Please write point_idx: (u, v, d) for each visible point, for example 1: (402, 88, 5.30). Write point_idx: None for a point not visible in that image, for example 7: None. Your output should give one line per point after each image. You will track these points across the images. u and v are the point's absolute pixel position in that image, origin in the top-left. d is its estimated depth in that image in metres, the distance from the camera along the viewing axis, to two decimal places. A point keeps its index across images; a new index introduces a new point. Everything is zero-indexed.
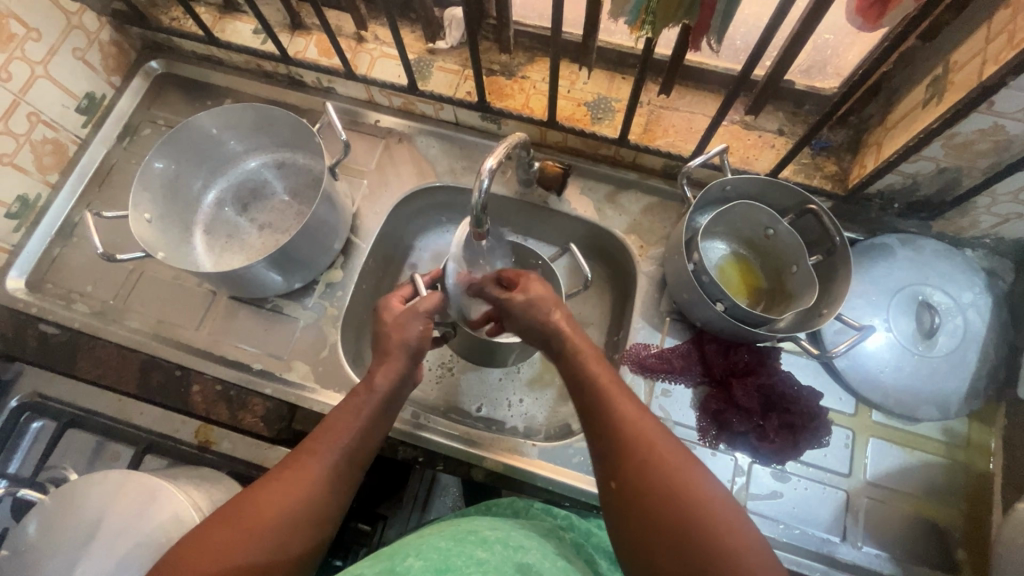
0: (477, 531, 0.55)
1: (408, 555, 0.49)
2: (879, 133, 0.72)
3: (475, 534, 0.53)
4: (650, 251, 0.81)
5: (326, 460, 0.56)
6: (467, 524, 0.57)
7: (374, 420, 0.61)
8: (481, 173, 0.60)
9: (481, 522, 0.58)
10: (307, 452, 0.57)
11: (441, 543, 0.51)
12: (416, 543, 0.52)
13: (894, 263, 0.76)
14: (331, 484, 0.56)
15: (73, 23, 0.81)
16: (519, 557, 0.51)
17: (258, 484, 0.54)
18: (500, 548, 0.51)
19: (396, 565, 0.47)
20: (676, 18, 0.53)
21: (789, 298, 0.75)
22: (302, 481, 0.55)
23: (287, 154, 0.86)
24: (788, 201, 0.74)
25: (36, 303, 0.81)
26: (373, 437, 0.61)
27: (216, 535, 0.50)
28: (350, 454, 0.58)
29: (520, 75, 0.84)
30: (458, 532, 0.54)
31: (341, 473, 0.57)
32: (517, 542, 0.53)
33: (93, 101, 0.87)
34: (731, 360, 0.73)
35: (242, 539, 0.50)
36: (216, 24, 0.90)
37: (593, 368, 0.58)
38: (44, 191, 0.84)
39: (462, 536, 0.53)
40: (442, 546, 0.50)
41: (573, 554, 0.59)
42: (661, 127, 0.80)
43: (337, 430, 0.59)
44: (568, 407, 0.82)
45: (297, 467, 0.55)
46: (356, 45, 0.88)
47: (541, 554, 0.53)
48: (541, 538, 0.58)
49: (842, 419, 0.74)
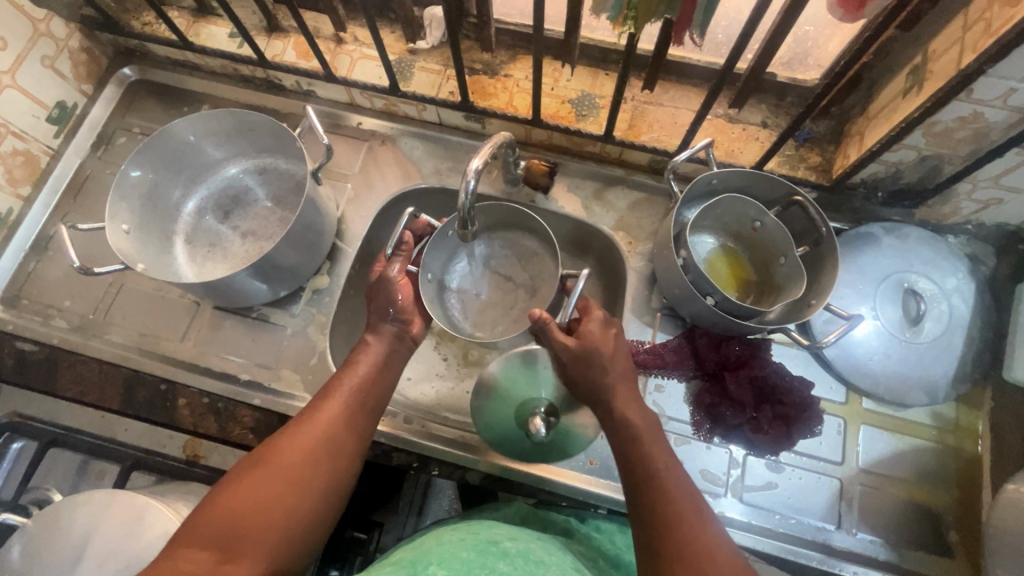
0: (498, 541, 0.55)
1: (430, 562, 0.49)
2: (861, 123, 0.72)
3: (497, 545, 0.53)
4: (639, 247, 0.81)
5: (339, 414, 0.60)
6: (487, 532, 0.56)
7: (377, 377, 0.64)
8: (467, 175, 0.60)
9: (499, 529, 0.58)
10: (320, 407, 0.60)
11: (463, 553, 0.51)
12: (437, 549, 0.52)
13: (880, 252, 0.76)
14: (346, 436, 0.59)
15: (41, 30, 0.79)
16: (540, 571, 0.51)
17: (262, 455, 0.56)
18: (522, 562, 0.51)
19: (419, 573, 0.47)
20: (657, 13, 0.52)
21: (778, 289, 0.75)
22: (314, 439, 0.57)
23: (268, 160, 0.85)
24: (774, 193, 0.74)
25: (12, 320, 0.78)
26: (365, 418, 0.61)
27: (221, 514, 0.51)
28: (354, 414, 0.61)
29: (503, 73, 0.83)
30: (479, 541, 0.54)
31: (347, 432, 0.59)
32: (537, 557, 0.53)
33: (65, 110, 0.85)
34: (723, 353, 0.74)
35: (247, 517, 0.51)
36: (189, 28, 0.88)
37: (648, 452, 0.58)
38: (16, 205, 0.82)
39: (484, 548, 0.52)
40: (464, 557, 0.50)
41: (589, 567, 0.59)
42: (646, 122, 0.80)
43: (330, 410, 0.59)
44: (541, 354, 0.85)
45: (310, 425, 0.58)
46: (335, 47, 0.86)
47: (561, 571, 0.52)
48: (559, 551, 0.57)
49: (834, 408, 0.74)
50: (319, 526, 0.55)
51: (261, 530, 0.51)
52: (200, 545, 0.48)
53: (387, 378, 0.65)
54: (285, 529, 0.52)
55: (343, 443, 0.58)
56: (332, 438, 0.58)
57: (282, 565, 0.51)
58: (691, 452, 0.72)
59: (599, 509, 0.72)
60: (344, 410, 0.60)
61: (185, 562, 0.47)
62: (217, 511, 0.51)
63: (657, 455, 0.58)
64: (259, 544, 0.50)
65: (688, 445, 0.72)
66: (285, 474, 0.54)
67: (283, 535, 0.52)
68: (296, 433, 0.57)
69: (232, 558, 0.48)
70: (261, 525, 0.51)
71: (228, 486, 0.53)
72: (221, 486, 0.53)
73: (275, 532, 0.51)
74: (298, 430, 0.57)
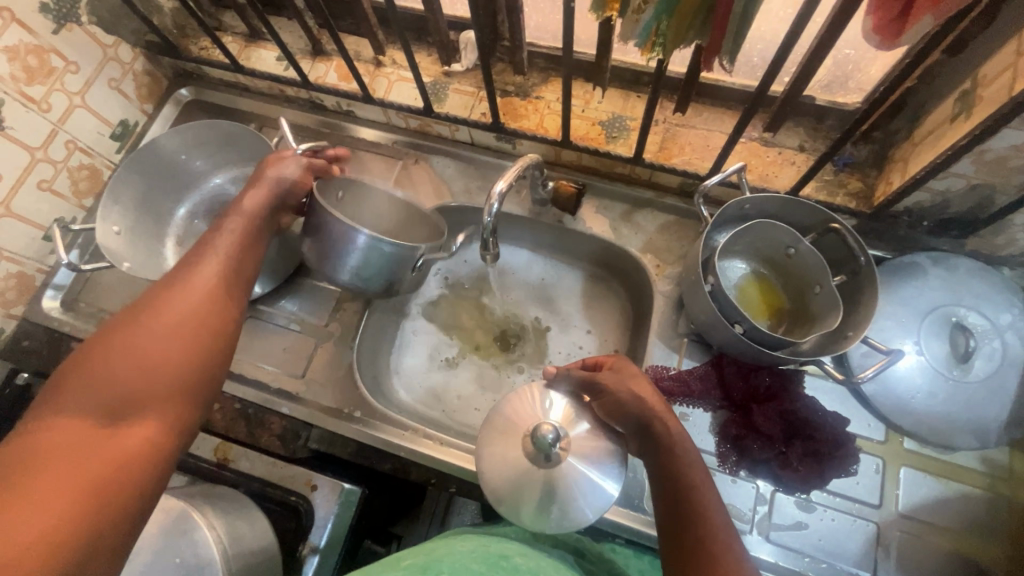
0: (508, 556, 0.54)
1: (441, 570, 0.49)
2: (905, 149, 0.69)
3: (507, 560, 0.53)
4: (667, 270, 0.80)
5: (218, 269, 0.58)
6: (496, 544, 0.57)
7: (248, 247, 0.62)
8: (491, 197, 0.61)
9: (511, 543, 0.58)
10: (189, 270, 0.56)
11: (474, 565, 0.51)
12: (448, 558, 0.52)
13: (925, 283, 0.72)
14: (227, 297, 0.57)
15: (109, 55, 0.85)
16: None
17: (135, 307, 0.53)
18: None
19: None
20: (687, 40, 0.52)
21: (813, 320, 0.72)
22: (196, 292, 0.55)
23: (251, 169, 0.89)
24: (809, 220, 0.72)
25: (70, 321, 0.84)
26: (243, 274, 0.60)
27: (93, 369, 0.47)
28: (231, 271, 0.59)
29: (535, 95, 0.84)
30: (491, 555, 0.54)
31: (229, 286, 0.57)
32: None
33: (127, 127, 0.92)
34: (752, 384, 0.71)
35: (129, 367, 0.48)
36: (241, 52, 0.94)
37: (690, 474, 0.53)
38: (80, 215, 0.88)
39: (495, 561, 0.52)
40: (475, 568, 0.50)
41: None
42: (677, 144, 0.79)
43: (207, 266, 0.57)
44: (518, 310, 0.90)
45: (187, 280, 0.55)
46: (374, 69, 0.89)
47: None
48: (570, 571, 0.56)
49: (872, 447, 0.70)
50: (215, 380, 0.53)
51: (150, 372, 0.49)
52: (79, 405, 0.45)
53: (254, 248, 0.63)
54: (178, 383, 0.50)
55: (225, 303, 0.56)
56: (211, 297, 0.55)
57: (182, 416, 0.49)
58: (716, 485, 0.69)
59: (617, 538, 0.71)
60: (223, 266, 0.58)
61: (66, 423, 0.44)
62: (88, 371, 0.47)
63: (698, 478, 0.53)
64: (152, 401, 0.48)
65: (713, 478, 0.70)
66: (168, 332, 0.51)
67: (178, 392, 0.50)
68: (168, 300, 0.53)
69: (118, 421, 0.46)
70: (149, 384, 0.48)
71: (92, 350, 0.49)
72: (82, 351, 0.49)
73: (167, 382, 0.49)
74: (170, 287, 0.54)
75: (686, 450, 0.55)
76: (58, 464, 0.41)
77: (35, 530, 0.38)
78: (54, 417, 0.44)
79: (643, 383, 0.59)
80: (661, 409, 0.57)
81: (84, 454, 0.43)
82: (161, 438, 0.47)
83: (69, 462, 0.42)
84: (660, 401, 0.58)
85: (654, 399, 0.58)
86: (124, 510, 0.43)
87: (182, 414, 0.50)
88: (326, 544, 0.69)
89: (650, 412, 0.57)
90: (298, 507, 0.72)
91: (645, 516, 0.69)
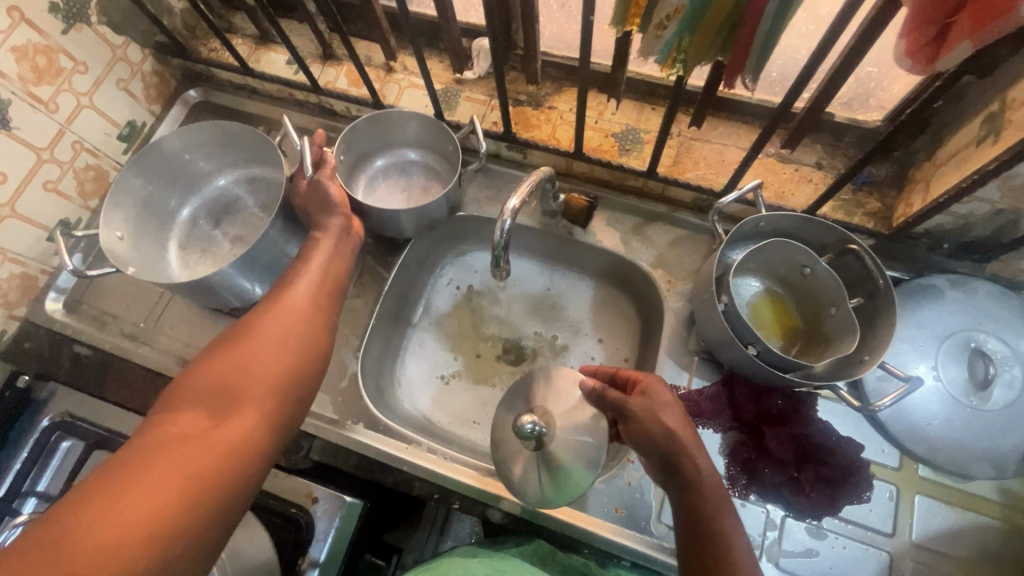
0: None
1: None
2: (927, 170, 0.68)
3: None
4: (678, 286, 0.78)
5: (311, 290, 0.65)
6: None
7: (328, 274, 0.67)
8: (504, 214, 0.61)
9: None
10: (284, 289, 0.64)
11: None
12: None
13: (943, 307, 0.71)
14: (319, 316, 0.63)
15: (118, 55, 0.84)
16: None
17: (246, 320, 0.60)
18: None
19: None
20: (708, 57, 0.50)
21: (827, 341, 0.71)
22: (295, 311, 0.62)
23: (258, 169, 0.88)
24: (826, 239, 0.70)
25: (72, 324, 0.83)
26: (331, 295, 0.67)
27: (209, 371, 0.55)
28: (323, 293, 0.65)
29: (548, 105, 0.83)
30: None
31: (320, 307, 0.64)
32: None
33: (134, 128, 0.91)
34: (764, 406, 0.70)
35: (239, 372, 0.55)
36: (251, 54, 0.93)
37: (718, 515, 0.51)
38: (85, 216, 0.87)
39: None
40: None
41: None
42: (691, 158, 0.78)
43: (301, 287, 0.64)
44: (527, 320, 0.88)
45: (285, 299, 0.62)
46: (385, 75, 0.88)
47: None
48: None
49: (885, 473, 0.69)
50: (308, 390, 0.60)
51: (257, 378, 0.55)
52: (195, 400, 0.52)
53: (331, 276, 0.68)
54: (276, 386, 0.56)
55: (316, 323, 0.63)
56: (305, 318, 0.62)
57: (279, 418, 0.55)
58: None
59: (623, 560, 0.69)
60: (313, 289, 0.65)
61: (187, 413, 0.51)
62: (202, 375, 0.55)
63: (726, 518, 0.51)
64: (254, 399, 0.54)
65: None
66: (269, 342, 0.58)
67: (277, 396, 0.56)
68: (272, 314, 0.60)
69: (228, 415, 0.52)
70: (253, 386, 0.55)
71: (209, 357, 0.57)
72: (199, 358, 0.57)
73: (267, 389, 0.55)
74: (274, 304, 0.62)
75: (712, 490, 0.53)
76: (178, 448, 0.47)
77: (151, 503, 0.43)
78: (174, 410, 0.51)
79: (671, 413, 0.57)
80: (688, 444, 0.55)
81: (199, 441, 0.49)
82: (260, 434, 0.53)
83: (186, 447, 0.48)
84: (687, 431, 0.56)
85: (684, 433, 0.56)
86: (225, 496, 0.48)
87: (278, 413, 0.55)
88: (326, 559, 0.68)
89: (680, 445, 0.55)
90: (299, 520, 0.70)
91: (652, 538, 0.67)
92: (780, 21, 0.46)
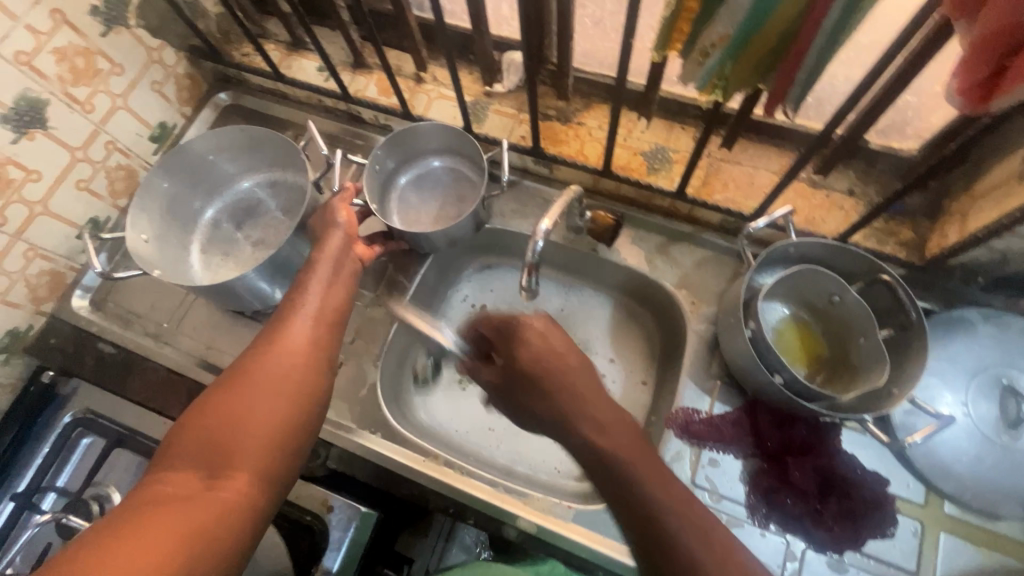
0: None
1: None
2: (964, 202, 0.67)
3: None
4: (702, 308, 0.78)
5: (306, 327, 0.63)
6: None
7: (325, 305, 0.66)
8: (536, 235, 0.61)
9: None
10: (283, 328, 0.63)
11: None
12: None
13: (975, 341, 0.69)
14: (314, 355, 0.62)
15: (154, 58, 0.86)
16: None
17: (240, 364, 0.60)
18: None
19: None
20: (748, 84, 0.50)
21: (853, 372, 0.69)
22: (288, 353, 0.61)
23: (278, 173, 0.89)
24: (856, 268, 0.70)
25: (98, 322, 0.84)
26: (330, 331, 0.66)
27: (202, 427, 0.54)
28: (320, 329, 0.64)
29: (576, 121, 0.83)
30: None
31: (316, 344, 0.63)
32: None
33: (165, 129, 0.92)
34: (787, 435, 0.69)
35: (231, 424, 0.55)
36: (283, 60, 0.94)
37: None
38: (114, 215, 0.88)
39: None
40: None
41: None
42: (719, 180, 0.77)
43: (295, 324, 0.63)
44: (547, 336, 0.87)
45: (278, 340, 0.61)
46: (415, 85, 0.89)
47: None
48: None
49: (910, 509, 0.67)
50: (305, 435, 0.59)
51: (249, 429, 0.55)
52: (187, 462, 0.52)
53: (332, 303, 0.67)
54: (271, 437, 0.55)
55: (312, 363, 0.61)
56: (299, 359, 0.61)
57: (273, 470, 0.55)
58: (744, 537, 0.67)
59: None
60: (308, 324, 0.64)
61: (178, 478, 0.51)
62: (194, 430, 0.54)
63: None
64: (248, 454, 0.53)
65: (741, 529, 0.67)
66: (260, 391, 0.57)
67: (272, 448, 0.55)
68: (265, 358, 0.60)
69: (219, 476, 0.51)
70: (244, 439, 0.54)
71: (200, 409, 0.56)
72: (192, 410, 0.57)
73: (260, 439, 0.55)
74: (265, 347, 0.61)
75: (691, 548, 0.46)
76: (166, 513, 0.47)
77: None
78: (166, 475, 0.52)
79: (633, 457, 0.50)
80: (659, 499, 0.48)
81: (189, 506, 0.48)
82: (252, 492, 0.52)
83: (174, 513, 0.47)
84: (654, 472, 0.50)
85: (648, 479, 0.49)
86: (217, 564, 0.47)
87: (274, 464, 0.55)
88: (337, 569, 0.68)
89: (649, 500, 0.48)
90: (314, 527, 0.70)
91: None
92: (829, 53, 0.45)
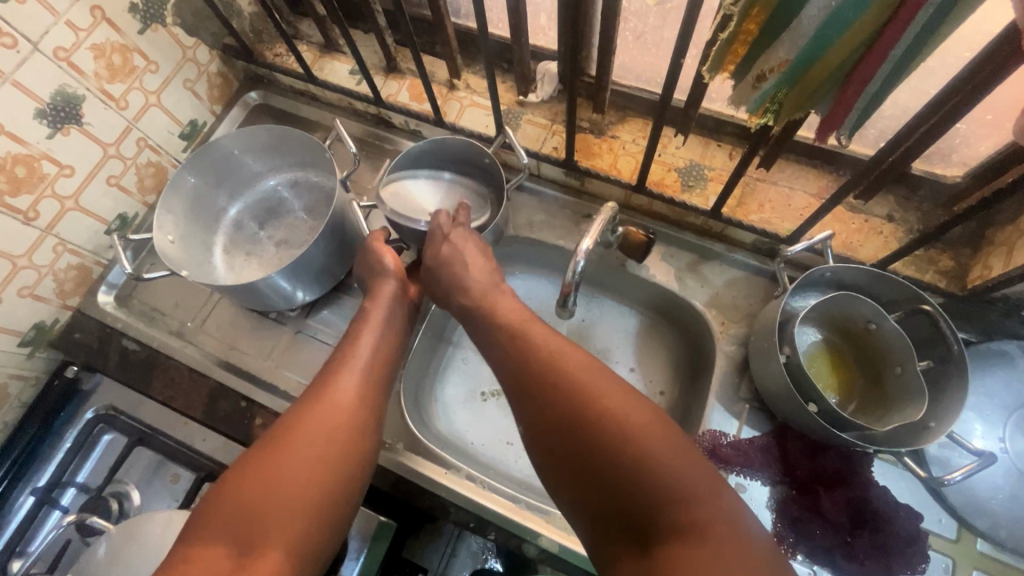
0: None
1: None
2: (1011, 234, 0.65)
3: None
4: (732, 328, 0.76)
5: (355, 389, 0.63)
6: None
7: (373, 365, 0.66)
8: (577, 255, 0.61)
9: None
10: (329, 387, 0.62)
11: None
12: None
13: (1015, 374, 0.67)
14: (359, 418, 0.61)
15: (188, 56, 0.86)
16: None
17: (286, 424, 0.59)
18: None
19: None
20: (802, 109, 0.49)
21: (887, 402, 0.68)
22: (333, 416, 0.60)
23: (300, 173, 0.88)
24: (896, 295, 0.68)
25: (122, 318, 0.84)
26: (377, 393, 0.65)
27: (242, 493, 0.54)
28: (368, 392, 0.64)
29: (611, 134, 0.82)
30: None
31: (361, 407, 0.62)
32: None
33: (195, 127, 0.92)
34: (819, 464, 0.67)
35: (270, 493, 0.53)
36: (316, 62, 0.94)
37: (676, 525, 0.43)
38: (142, 211, 0.88)
39: None
40: None
41: None
42: (755, 201, 0.76)
43: (342, 384, 0.63)
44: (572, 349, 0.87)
45: (323, 402, 0.60)
46: (447, 92, 0.88)
47: None
48: None
49: (941, 545, 0.65)
50: (343, 505, 0.57)
51: (288, 501, 0.53)
52: (220, 531, 0.52)
53: (375, 357, 0.67)
54: (308, 506, 0.54)
55: (358, 427, 0.60)
56: (344, 423, 0.60)
57: (309, 543, 0.53)
58: None
59: None
60: (357, 386, 0.63)
61: (213, 551, 0.50)
62: (234, 497, 0.54)
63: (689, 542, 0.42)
64: (281, 528, 0.52)
65: None
66: (303, 460, 0.56)
67: (308, 520, 0.54)
68: (311, 420, 0.59)
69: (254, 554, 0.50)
70: (281, 511, 0.53)
71: (243, 471, 0.56)
72: (236, 469, 0.56)
73: (299, 512, 0.53)
74: (311, 407, 0.60)
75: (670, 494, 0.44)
76: None
77: None
78: (200, 546, 0.51)
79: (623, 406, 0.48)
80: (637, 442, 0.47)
81: None
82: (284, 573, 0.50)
83: None
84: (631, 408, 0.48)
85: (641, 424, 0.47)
86: None
87: (310, 538, 0.53)
88: None
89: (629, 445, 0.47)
90: None
91: None
92: (892, 81, 0.44)
